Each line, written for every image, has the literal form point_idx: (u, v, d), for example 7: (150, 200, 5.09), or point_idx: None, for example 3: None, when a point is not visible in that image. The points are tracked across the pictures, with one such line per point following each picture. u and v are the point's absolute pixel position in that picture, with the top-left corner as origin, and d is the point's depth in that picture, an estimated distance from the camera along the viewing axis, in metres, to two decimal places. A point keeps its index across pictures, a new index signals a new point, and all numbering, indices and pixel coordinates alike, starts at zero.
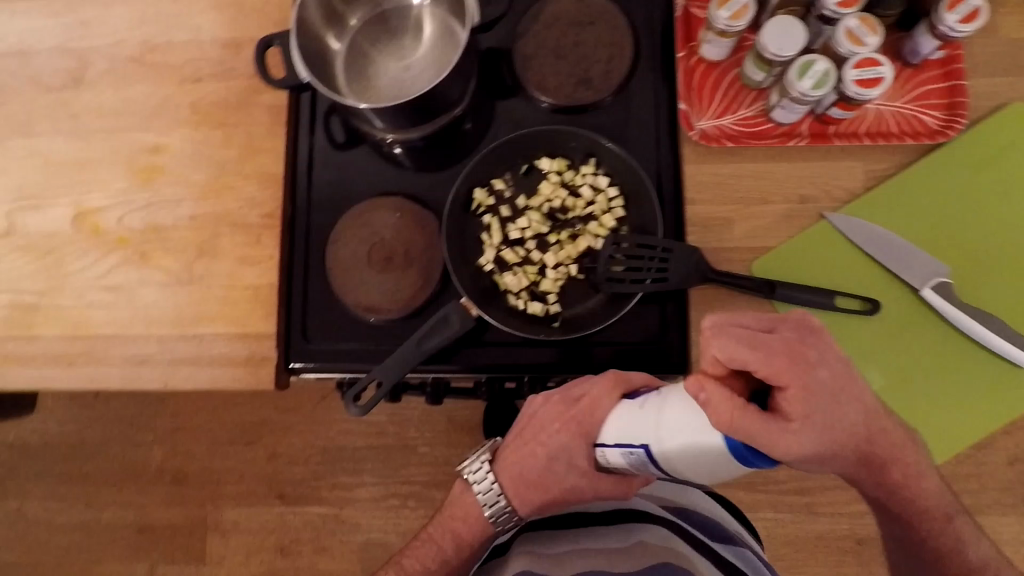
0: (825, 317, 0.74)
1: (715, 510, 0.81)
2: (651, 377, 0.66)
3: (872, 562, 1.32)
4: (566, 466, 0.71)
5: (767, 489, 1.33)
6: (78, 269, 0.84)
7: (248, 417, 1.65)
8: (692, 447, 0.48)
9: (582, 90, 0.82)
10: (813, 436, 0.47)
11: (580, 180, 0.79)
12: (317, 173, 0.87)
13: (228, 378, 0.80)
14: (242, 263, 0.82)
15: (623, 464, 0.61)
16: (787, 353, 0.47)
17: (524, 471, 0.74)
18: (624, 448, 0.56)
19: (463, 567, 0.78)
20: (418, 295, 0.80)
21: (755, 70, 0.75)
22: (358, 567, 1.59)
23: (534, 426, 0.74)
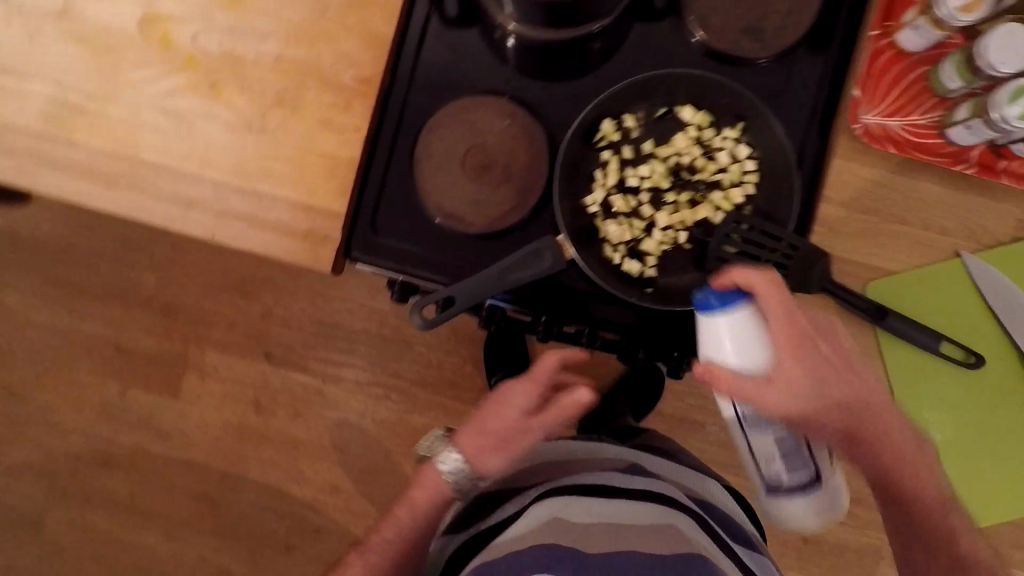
0: (922, 356, 0.71)
1: (729, 504, 0.87)
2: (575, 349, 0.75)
3: (808, 558, 1.37)
4: (519, 420, 0.76)
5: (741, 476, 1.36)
6: (135, 80, 0.73)
7: (248, 269, 1.51)
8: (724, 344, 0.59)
9: (747, 40, 0.72)
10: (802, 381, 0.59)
11: (719, 142, 0.71)
12: (426, 47, 0.76)
13: (281, 249, 0.73)
14: (323, 127, 0.73)
15: (798, 461, 0.64)
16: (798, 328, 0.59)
17: (480, 440, 0.77)
18: (754, 430, 0.63)
19: (425, 530, 0.85)
20: (507, 217, 0.73)
21: (951, 77, 0.66)
22: (328, 443, 1.51)
23: (485, 404, 0.80)
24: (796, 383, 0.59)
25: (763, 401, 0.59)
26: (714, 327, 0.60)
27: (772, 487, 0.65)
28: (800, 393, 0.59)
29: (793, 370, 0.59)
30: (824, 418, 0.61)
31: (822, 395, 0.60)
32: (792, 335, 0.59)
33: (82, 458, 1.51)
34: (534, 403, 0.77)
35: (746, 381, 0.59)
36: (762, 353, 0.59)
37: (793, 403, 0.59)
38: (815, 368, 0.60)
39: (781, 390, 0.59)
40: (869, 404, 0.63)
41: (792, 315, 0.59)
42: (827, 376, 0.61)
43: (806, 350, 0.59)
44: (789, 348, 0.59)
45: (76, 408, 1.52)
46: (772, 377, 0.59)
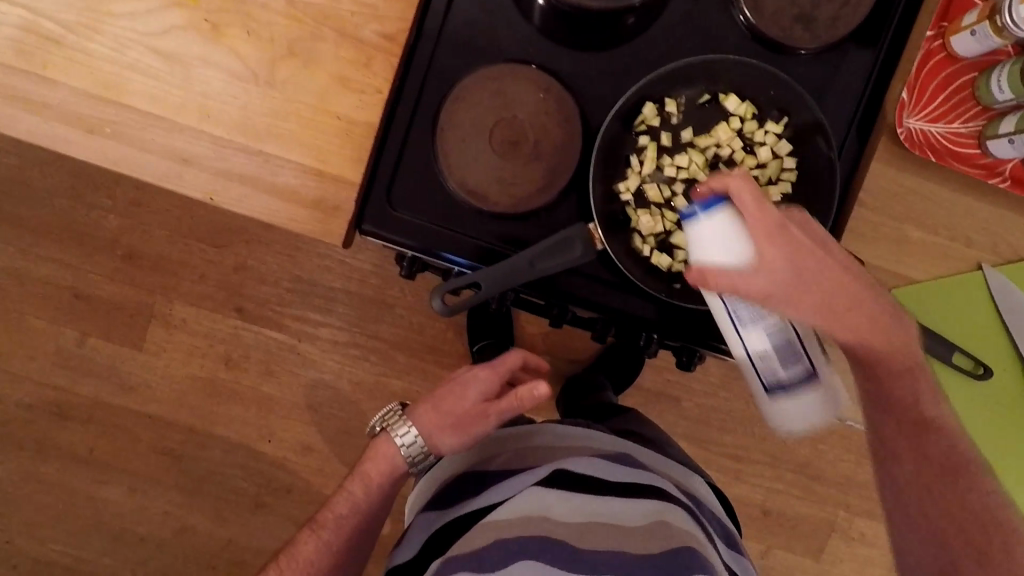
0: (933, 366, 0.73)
1: (709, 496, 0.87)
2: (542, 362, 0.89)
3: (769, 531, 1.43)
4: (478, 406, 0.82)
5: (707, 449, 1.40)
6: (123, 13, 0.65)
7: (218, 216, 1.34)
8: (714, 252, 0.55)
9: (798, 29, 0.69)
10: (788, 276, 0.55)
11: (761, 136, 0.68)
12: (456, 4, 0.70)
13: (289, 217, 0.67)
14: (339, 85, 0.66)
15: (791, 354, 0.57)
16: (776, 224, 0.55)
17: (438, 416, 0.82)
18: (750, 330, 0.57)
19: (376, 511, 0.85)
20: (534, 199, 0.69)
21: (1003, 88, 0.64)
22: (300, 402, 1.39)
23: (445, 386, 0.85)
24: (784, 274, 0.55)
25: (750, 290, 0.55)
26: (698, 230, 0.56)
27: (772, 386, 0.58)
28: (784, 282, 0.55)
29: (775, 258, 0.55)
30: (809, 304, 0.57)
31: (809, 282, 0.56)
32: (772, 225, 0.55)
33: (35, 408, 1.38)
34: (490, 390, 0.83)
35: (730, 275, 0.55)
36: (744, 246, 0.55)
37: (779, 289, 0.55)
38: (798, 255, 0.56)
39: (765, 278, 0.55)
40: (853, 292, 0.58)
41: (769, 204, 0.55)
42: (810, 261, 0.56)
43: (786, 237, 0.55)
44: (767, 237, 0.55)
45: (26, 354, 1.37)
46: (756, 267, 0.55)
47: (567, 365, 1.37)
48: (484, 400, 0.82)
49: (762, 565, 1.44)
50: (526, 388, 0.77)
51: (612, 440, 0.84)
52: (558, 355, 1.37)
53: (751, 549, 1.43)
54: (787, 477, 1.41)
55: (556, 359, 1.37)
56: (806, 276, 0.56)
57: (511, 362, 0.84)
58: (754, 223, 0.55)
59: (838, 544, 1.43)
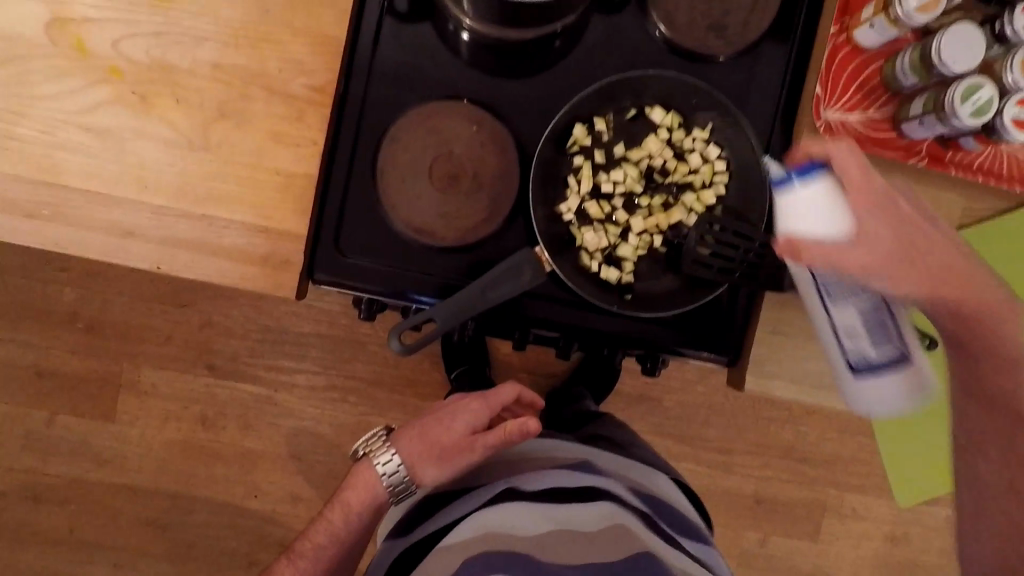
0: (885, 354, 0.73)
1: (678, 500, 0.89)
2: (532, 399, 0.90)
3: (765, 519, 1.44)
4: (465, 437, 0.82)
5: (693, 446, 1.42)
6: (48, 94, 0.65)
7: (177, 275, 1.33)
8: (814, 222, 0.56)
9: (713, 38, 0.72)
10: (885, 242, 0.56)
11: (689, 143, 0.70)
12: (382, 48, 0.71)
13: (239, 277, 0.67)
14: (274, 141, 0.67)
15: (886, 336, 0.59)
16: (874, 191, 0.56)
17: (420, 445, 0.82)
18: (840, 305, 0.60)
19: (357, 541, 0.84)
20: (480, 229, 0.70)
21: (905, 74, 0.68)
22: (284, 453, 1.37)
23: (432, 416, 0.85)
24: (884, 243, 0.56)
25: (848, 261, 0.56)
26: (793, 198, 0.56)
27: (859, 366, 0.60)
28: (886, 251, 0.56)
29: (878, 231, 0.56)
30: (921, 280, 0.57)
31: (913, 259, 0.56)
32: (872, 197, 0.56)
33: (9, 496, 1.34)
34: (478, 423, 0.83)
35: (829, 244, 0.55)
36: (843, 216, 0.56)
37: (879, 260, 0.56)
38: (899, 225, 0.56)
39: (866, 247, 0.56)
40: (963, 270, 0.57)
41: (870, 173, 0.56)
42: (913, 235, 0.57)
43: (887, 209, 0.56)
44: (867, 208, 0.56)
45: None
46: (856, 237, 0.56)
47: (544, 381, 1.38)
48: (471, 432, 0.82)
49: (763, 554, 1.45)
50: (515, 423, 0.78)
51: (571, 450, 0.85)
52: (536, 372, 1.38)
53: (750, 539, 1.44)
54: (775, 463, 1.43)
55: (535, 376, 1.37)
56: (907, 245, 0.56)
57: (503, 396, 0.85)
58: (852, 187, 0.56)
59: (834, 522, 1.45)
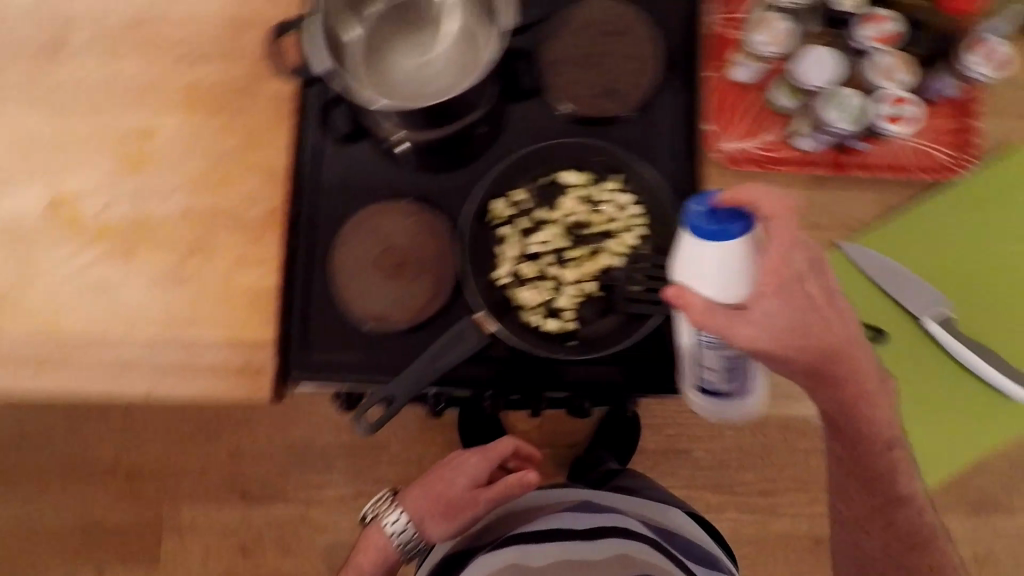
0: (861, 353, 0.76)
1: (698, 533, 0.85)
2: (535, 452, 0.88)
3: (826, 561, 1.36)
4: (466, 492, 0.81)
5: (733, 493, 1.37)
6: (50, 263, 0.76)
7: (202, 409, 1.41)
8: (714, 269, 0.57)
9: (606, 102, 0.80)
10: (779, 321, 0.56)
11: (602, 196, 0.77)
12: (323, 168, 0.82)
13: (223, 389, 0.76)
14: (239, 265, 0.77)
15: (734, 374, 0.64)
16: (789, 269, 0.57)
17: (425, 501, 0.82)
18: (705, 350, 0.63)
19: None
20: (428, 306, 0.78)
21: (783, 96, 0.74)
22: (322, 569, 1.38)
23: (437, 471, 0.85)
24: (770, 319, 0.56)
25: (738, 331, 0.57)
26: (704, 254, 0.57)
27: (705, 396, 0.67)
28: (776, 328, 0.57)
29: (772, 307, 0.57)
30: (791, 350, 0.57)
31: (795, 336, 0.57)
32: (779, 275, 0.57)
33: None
34: (480, 475, 0.82)
35: (718, 313, 0.57)
36: (740, 283, 0.57)
37: (767, 340, 0.56)
38: (798, 307, 0.57)
39: (758, 323, 0.56)
40: (834, 342, 0.58)
41: (784, 250, 0.56)
42: (808, 318, 0.57)
43: (793, 291, 0.57)
44: (772, 287, 0.56)
45: None
46: (752, 309, 0.57)
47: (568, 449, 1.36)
48: (473, 487, 0.81)
49: None
50: (514, 476, 0.78)
51: (574, 491, 0.86)
52: (557, 442, 1.36)
53: None
54: (822, 496, 1.37)
55: (557, 447, 1.35)
56: (806, 330, 0.57)
57: (505, 450, 0.83)
58: (767, 262, 0.57)
59: None
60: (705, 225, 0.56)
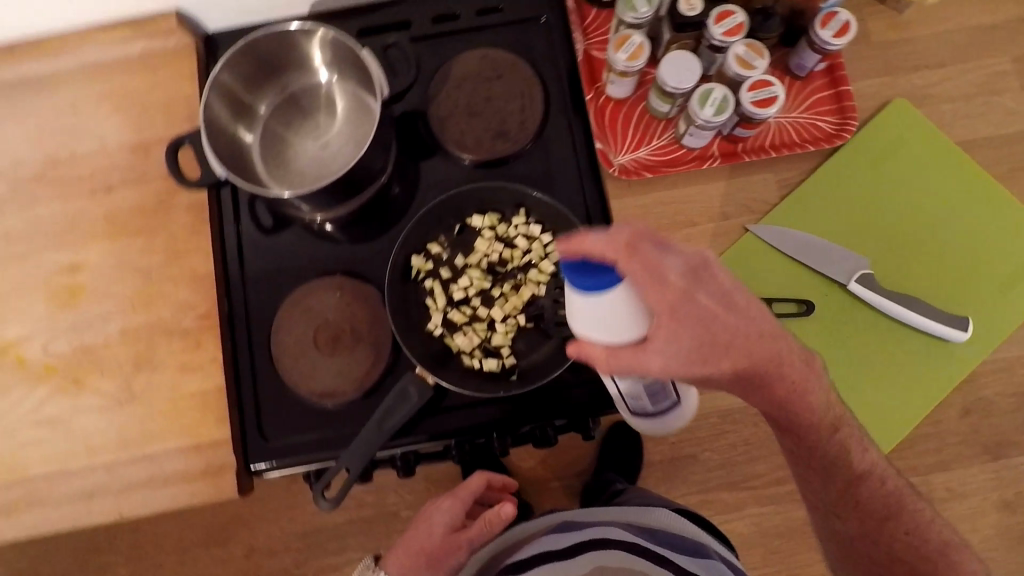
0: (794, 327, 0.79)
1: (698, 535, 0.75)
2: (507, 479, 0.88)
3: None
4: (446, 538, 0.76)
5: (790, 512, 1.04)
6: (3, 409, 0.78)
7: None
8: (599, 321, 0.55)
9: (500, 142, 0.83)
10: (682, 346, 0.55)
11: (513, 232, 0.81)
12: (249, 260, 0.84)
13: (189, 494, 0.77)
14: (184, 371, 0.79)
15: (660, 394, 0.66)
16: (674, 292, 0.54)
17: (405, 560, 0.76)
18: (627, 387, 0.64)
19: None
20: (371, 372, 0.79)
21: (659, 102, 0.78)
22: None
23: (413, 529, 0.80)
24: (670, 344, 0.55)
25: (645, 364, 0.56)
26: (588, 307, 0.54)
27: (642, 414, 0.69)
28: (679, 353, 0.56)
29: (669, 331, 0.55)
30: (705, 363, 0.57)
31: (703, 349, 0.56)
32: (666, 297, 0.54)
33: None
34: (456, 518, 0.78)
35: (622, 355, 0.56)
36: (630, 323, 0.55)
37: (676, 363, 0.56)
38: (694, 322, 0.55)
39: (660, 352, 0.55)
40: (745, 337, 0.58)
41: (662, 276, 0.53)
42: (710, 327, 0.56)
43: (685, 310, 0.55)
44: (662, 314, 0.54)
45: None
46: (651, 339, 0.55)
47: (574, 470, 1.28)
48: (452, 531, 0.77)
49: None
50: (492, 512, 0.73)
51: (549, 516, 0.80)
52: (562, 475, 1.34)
53: None
54: None
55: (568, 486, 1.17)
56: (709, 340, 0.56)
57: (477, 487, 0.81)
58: (649, 291, 0.53)
59: None
60: (577, 283, 0.53)
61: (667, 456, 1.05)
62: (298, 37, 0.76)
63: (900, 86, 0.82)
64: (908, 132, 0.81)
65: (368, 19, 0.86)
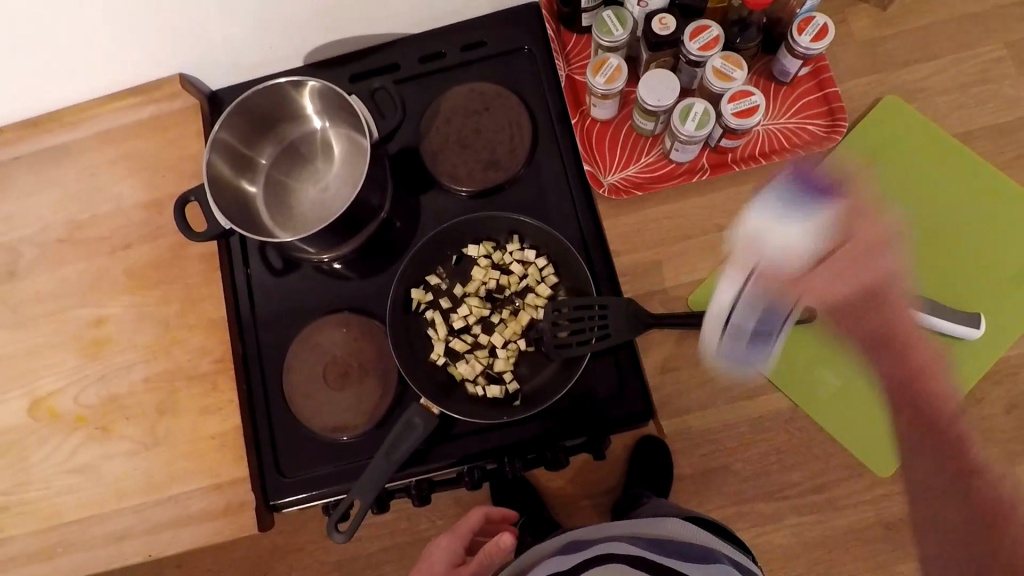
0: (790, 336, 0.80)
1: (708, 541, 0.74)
2: (507, 510, 0.86)
3: None
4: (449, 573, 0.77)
5: (832, 520, 0.79)
6: (39, 458, 0.83)
7: None
8: (786, 238, 0.56)
9: (491, 172, 0.85)
10: (847, 286, 0.55)
11: (508, 258, 0.83)
12: (259, 303, 0.88)
13: (211, 532, 0.79)
14: (202, 413, 0.82)
15: (767, 324, 0.61)
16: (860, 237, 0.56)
17: None
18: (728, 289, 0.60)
19: None
20: (380, 404, 0.81)
21: (643, 121, 0.79)
22: None
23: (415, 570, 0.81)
24: (832, 280, 0.56)
25: (809, 289, 0.56)
26: (769, 210, 0.57)
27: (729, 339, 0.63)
28: (839, 294, 0.56)
29: (830, 272, 0.56)
30: (856, 309, 0.55)
31: (857, 295, 0.55)
32: (853, 236, 0.56)
33: None
34: (456, 554, 0.79)
35: (779, 278, 0.56)
36: (812, 240, 0.55)
37: (828, 298, 0.56)
38: (848, 271, 0.56)
39: (819, 285, 0.56)
40: (887, 298, 0.54)
41: (859, 214, 0.57)
42: (863, 279, 0.55)
43: (848, 254, 0.55)
44: (842, 246, 0.56)
45: None
46: (818, 271, 0.56)
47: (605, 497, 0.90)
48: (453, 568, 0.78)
49: None
50: (492, 543, 0.75)
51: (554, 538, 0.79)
52: None
53: None
54: None
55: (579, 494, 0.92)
56: (857, 288, 0.55)
57: (473, 520, 0.82)
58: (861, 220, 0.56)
59: None
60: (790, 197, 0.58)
61: (703, 468, 0.81)
62: (288, 88, 0.80)
63: (892, 83, 0.80)
64: (904, 128, 0.79)
65: (359, 65, 0.90)
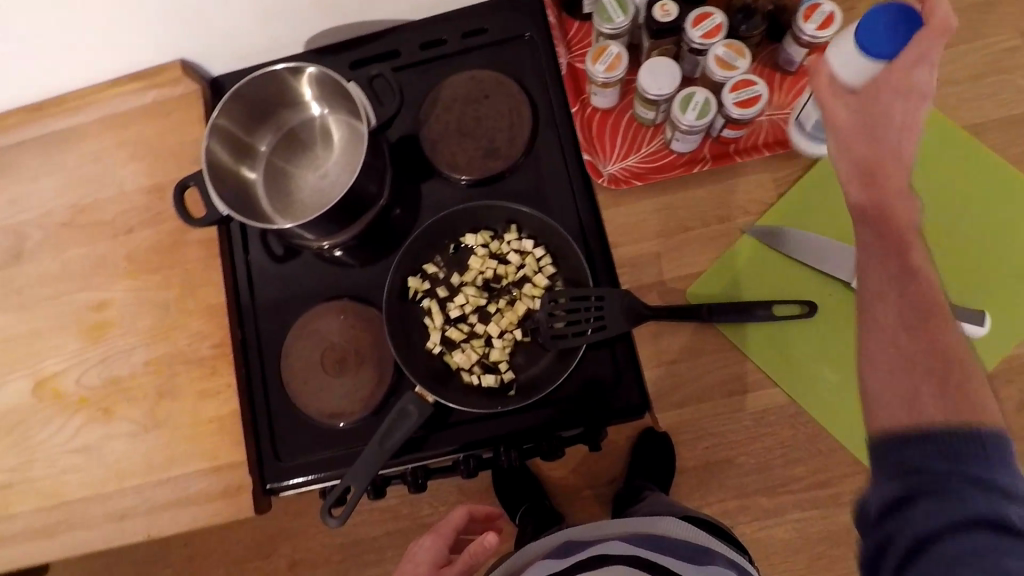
0: (792, 333, 0.76)
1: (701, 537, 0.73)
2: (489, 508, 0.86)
3: None
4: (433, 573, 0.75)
5: (836, 516, 0.76)
6: (43, 438, 0.84)
7: None
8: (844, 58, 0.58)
9: (490, 160, 0.85)
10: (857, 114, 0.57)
11: (506, 247, 0.83)
12: (259, 289, 0.88)
13: (209, 514, 0.81)
14: (201, 397, 0.83)
15: None
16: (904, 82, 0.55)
17: None
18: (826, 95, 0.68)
19: None
20: (376, 392, 0.82)
21: (644, 110, 0.78)
22: None
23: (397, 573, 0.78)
24: (855, 102, 0.57)
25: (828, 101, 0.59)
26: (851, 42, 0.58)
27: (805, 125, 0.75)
28: (851, 117, 0.57)
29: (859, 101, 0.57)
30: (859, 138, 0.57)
31: (865, 128, 0.56)
32: (902, 78, 0.55)
33: None
34: (440, 554, 0.77)
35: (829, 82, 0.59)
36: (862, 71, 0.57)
37: (841, 120, 0.58)
38: (878, 108, 0.56)
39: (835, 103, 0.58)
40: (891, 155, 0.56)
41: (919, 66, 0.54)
42: (880, 126, 0.56)
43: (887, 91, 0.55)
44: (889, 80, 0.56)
45: None
46: (860, 94, 0.57)
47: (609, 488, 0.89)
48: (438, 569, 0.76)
49: None
50: (475, 543, 0.73)
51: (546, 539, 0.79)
52: None
53: None
54: None
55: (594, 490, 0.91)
56: (878, 123, 0.56)
57: (457, 518, 0.80)
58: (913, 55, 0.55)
59: None
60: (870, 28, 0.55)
61: (704, 462, 0.78)
62: (286, 75, 0.80)
63: None
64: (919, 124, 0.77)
65: (360, 52, 0.90)
